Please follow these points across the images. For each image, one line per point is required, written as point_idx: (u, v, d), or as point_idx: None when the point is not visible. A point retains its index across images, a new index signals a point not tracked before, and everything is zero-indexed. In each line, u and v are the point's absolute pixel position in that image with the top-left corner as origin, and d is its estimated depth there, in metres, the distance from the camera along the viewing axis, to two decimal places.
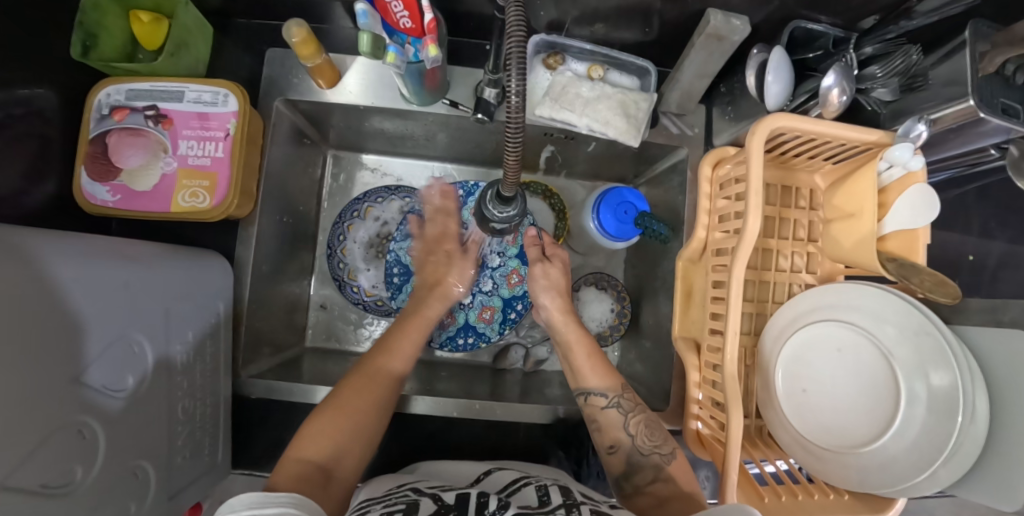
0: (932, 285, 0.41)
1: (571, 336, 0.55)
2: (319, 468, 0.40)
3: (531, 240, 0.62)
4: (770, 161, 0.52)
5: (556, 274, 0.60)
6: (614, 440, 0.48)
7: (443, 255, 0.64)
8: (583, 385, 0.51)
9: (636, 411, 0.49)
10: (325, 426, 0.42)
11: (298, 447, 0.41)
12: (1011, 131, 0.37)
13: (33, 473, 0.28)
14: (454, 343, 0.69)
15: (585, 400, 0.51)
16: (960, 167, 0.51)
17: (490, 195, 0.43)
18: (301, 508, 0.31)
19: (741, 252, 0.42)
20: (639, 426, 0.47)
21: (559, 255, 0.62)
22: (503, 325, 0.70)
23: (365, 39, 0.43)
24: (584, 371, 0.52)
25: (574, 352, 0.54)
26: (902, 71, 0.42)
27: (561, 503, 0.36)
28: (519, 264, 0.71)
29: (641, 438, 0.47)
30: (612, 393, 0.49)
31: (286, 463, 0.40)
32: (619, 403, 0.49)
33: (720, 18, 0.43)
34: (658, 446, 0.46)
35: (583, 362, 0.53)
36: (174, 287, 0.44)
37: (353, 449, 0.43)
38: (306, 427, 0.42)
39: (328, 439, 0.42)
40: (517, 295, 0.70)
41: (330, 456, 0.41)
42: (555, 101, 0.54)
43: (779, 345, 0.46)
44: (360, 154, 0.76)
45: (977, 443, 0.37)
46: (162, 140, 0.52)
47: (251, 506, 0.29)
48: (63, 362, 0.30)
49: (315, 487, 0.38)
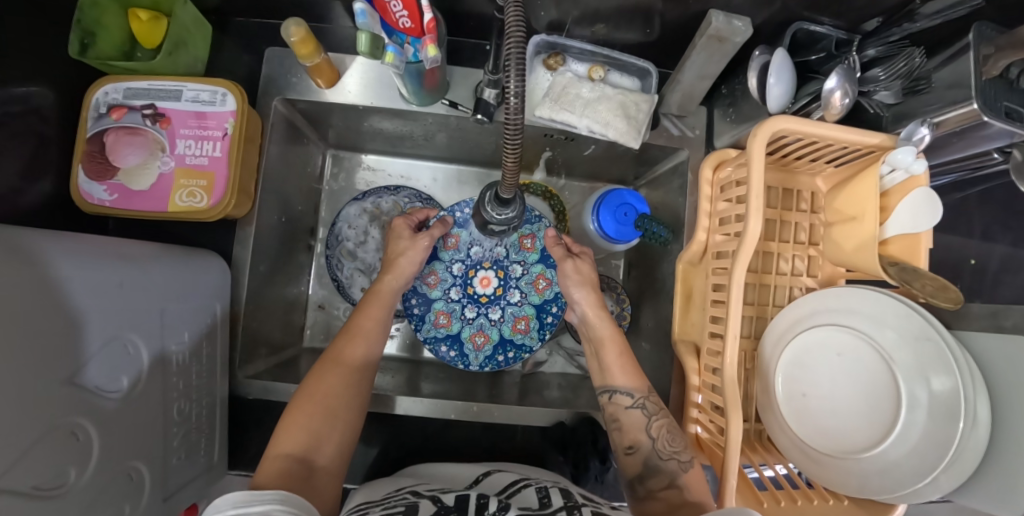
0: (933, 290, 0.40)
1: (604, 333, 0.55)
2: (297, 460, 0.39)
3: (552, 240, 0.62)
4: (771, 163, 0.51)
5: (587, 268, 0.60)
6: (633, 440, 0.47)
7: (403, 233, 0.61)
8: (608, 383, 0.51)
9: (660, 415, 0.48)
10: (298, 417, 0.42)
11: (277, 443, 0.40)
12: (1015, 134, 0.37)
13: (24, 475, 0.27)
14: (495, 361, 0.65)
15: (609, 399, 0.51)
16: (962, 170, 0.50)
17: (490, 197, 0.42)
18: (287, 503, 0.31)
19: (741, 255, 0.42)
20: (661, 430, 0.47)
21: (586, 252, 0.62)
22: (543, 330, 0.65)
23: (364, 38, 0.43)
24: (613, 369, 0.52)
25: (606, 349, 0.53)
26: (905, 73, 0.42)
27: (562, 505, 0.36)
28: (545, 268, 0.66)
29: (661, 442, 0.46)
30: (638, 393, 0.49)
31: (267, 460, 0.39)
32: (644, 405, 0.49)
33: (722, 19, 0.42)
34: (678, 451, 0.46)
35: (613, 361, 0.52)
36: (170, 287, 0.44)
37: (329, 434, 0.42)
38: (284, 422, 0.42)
39: (300, 430, 0.41)
40: (550, 299, 0.65)
41: (310, 446, 0.41)
42: (555, 101, 0.54)
43: (779, 348, 0.46)
44: (360, 154, 0.76)
45: (978, 448, 0.37)
46: (159, 139, 0.52)
47: (236, 505, 0.29)
48: (55, 362, 0.30)
49: (296, 481, 0.38)
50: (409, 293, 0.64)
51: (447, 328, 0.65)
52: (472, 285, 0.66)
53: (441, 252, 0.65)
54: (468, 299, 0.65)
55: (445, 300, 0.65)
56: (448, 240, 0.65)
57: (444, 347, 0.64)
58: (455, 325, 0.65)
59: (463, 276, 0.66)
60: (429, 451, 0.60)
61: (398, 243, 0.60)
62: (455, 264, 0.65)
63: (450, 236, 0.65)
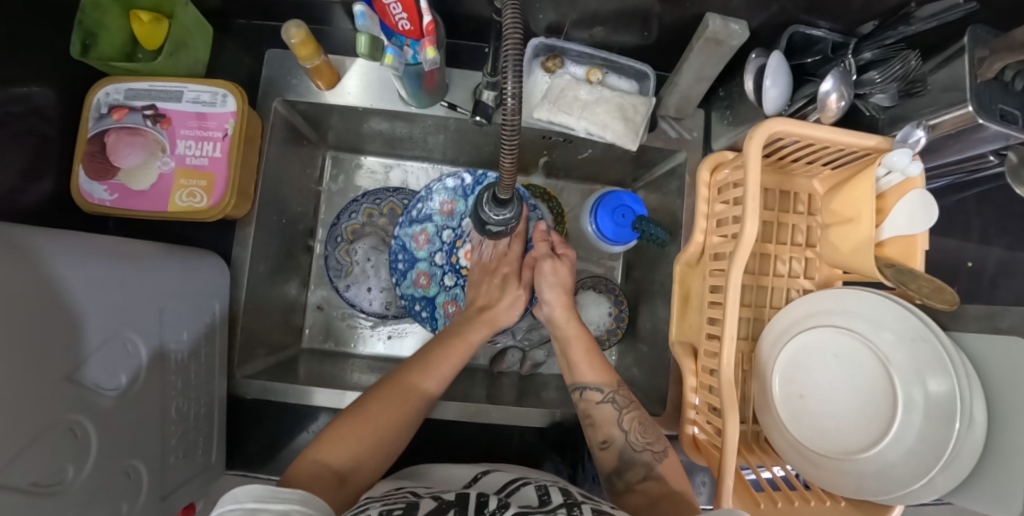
0: (929, 291, 0.40)
1: (570, 331, 0.56)
2: (334, 471, 0.39)
3: (539, 235, 0.62)
4: (768, 165, 0.52)
5: (564, 271, 0.60)
6: (607, 435, 0.48)
7: (497, 280, 0.64)
8: (579, 380, 0.52)
9: (630, 407, 0.49)
10: (347, 431, 0.43)
11: (317, 449, 0.41)
12: (1010, 136, 0.37)
13: (24, 471, 0.27)
14: None
15: (580, 395, 0.51)
16: (958, 173, 0.51)
17: (487, 197, 0.42)
18: (306, 503, 0.30)
19: (739, 257, 0.41)
20: (633, 423, 0.48)
21: (568, 254, 0.62)
22: None
23: (364, 40, 0.43)
24: (581, 365, 0.53)
25: (573, 346, 0.55)
26: (901, 76, 0.43)
27: (562, 502, 0.36)
28: None
29: (634, 435, 0.47)
30: (607, 388, 0.50)
31: (303, 462, 0.40)
32: (614, 398, 0.49)
33: (719, 23, 0.43)
34: (651, 443, 0.46)
35: (580, 356, 0.54)
36: (169, 286, 0.44)
37: (370, 457, 0.43)
38: (331, 432, 0.43)
39: (347, 446, 0.41)
40: (521, 291, 0.69)
41: (349, 463, 0.41)
42: (553, 103, 0.54)
43: (776, 350, 0.46)
44: (359, 156, 0.76)
45: (976, 450, 0.37)
46: (159, 140, 0.52)
47: (257, 499, 0.29)
48: (59, 358, 0.30)
49: (327, 487, 0.38)
50: (397, 249, 0.70)
51: (424, 289, 0.70)
52: (455, 255, 0.70)
53: (435, 216, 0.70)
54: (449, 267, 0.70)
55: (428, 263, 0.70)
56: (444, 206, 0.70)
57: (419, 307, 0.69)
58: (433, 288, 0.70)
59: (450, 244, 0.70)
60: (426, 451, 0.60)
61: (492, 292, 0.63)
62: (445, 231, 0.70)
63: (447, 203, 0.70)
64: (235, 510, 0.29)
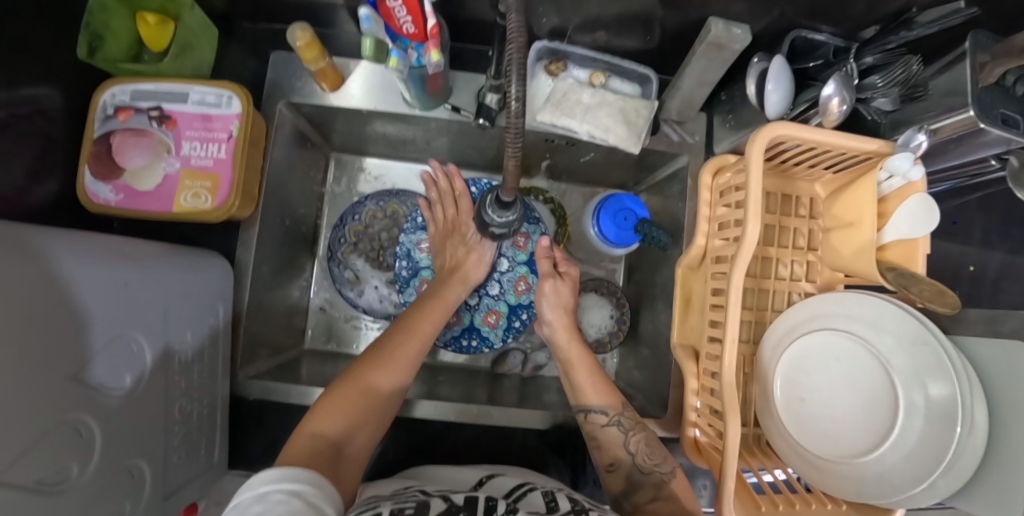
0: (931, 295, 0.40)
1: (573, 355, 0.56)
2: (331, 444, 0.40)
3: (543, 251, 0.62)
4: (770, 169, 0.52)
5: (566, 291, 0.61)
6: (613, 458, 0.48)
7: (459, 239, 0.66)
8: (584, 403, 0.52)
9: (637, 429, 0.49)
10: (324, 420, 0.42)
11: (312, 424, 0.41)
12: (1012, 141, 0.37)
13: (29, 469, 0.27)
14: (459, 344, 0.69)
15: (584, 418, 0.51)
16: (960, 178, 0.51)
17: (490, 200, 0.42)
18: (316, 487, 0.32)
19: (740, 259, 0.41)
20: (640, 444, 0.48)
21: (570, 272, 0.62)
22: (508, 332, 0.69)
23: (369, 43, 0.46)
24: (585, 388, 0.53)
25: (575, 370, 0.55)
26: (902, 81, 0.43)
27: (567, 509, 0.36)
28: (528, 272, 0.70)
29: (641, 456, 0.47)
30: (612, 411, 0.50)
31: (299, 436, 0.40)
32: (619, 422, 0.50)
33: (721, 27, 0.43)
34: (659, 464, 0.47)
35: (584, 380, 0.54)
36: (173, 286, 0.44)
37: (364, 427, 0.44)
38: (318, 409, 0.43)
39: (336, 415, 0.43)
40: (523, 303, 0.69)
41: (342, 435, 0.42)
42: (555, 107, 0.55)
43: (778, 354, 0.46)
44: (362, 158, 0.76)
45: (977, 455, 0.37)
46: (165, 140, 0.52)
47: (269, 483, 0.30)
48: (67, 357, 0.31)
49: (327, 460, 0.38)
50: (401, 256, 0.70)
51: None
52: None
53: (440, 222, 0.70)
54: None
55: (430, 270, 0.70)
56: None
57: None
58: None
59: None
60: (428, 453, 0.60)
61: (460, 252, 0.65)
62: None
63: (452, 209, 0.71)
64: (247, 495, 0.29)
